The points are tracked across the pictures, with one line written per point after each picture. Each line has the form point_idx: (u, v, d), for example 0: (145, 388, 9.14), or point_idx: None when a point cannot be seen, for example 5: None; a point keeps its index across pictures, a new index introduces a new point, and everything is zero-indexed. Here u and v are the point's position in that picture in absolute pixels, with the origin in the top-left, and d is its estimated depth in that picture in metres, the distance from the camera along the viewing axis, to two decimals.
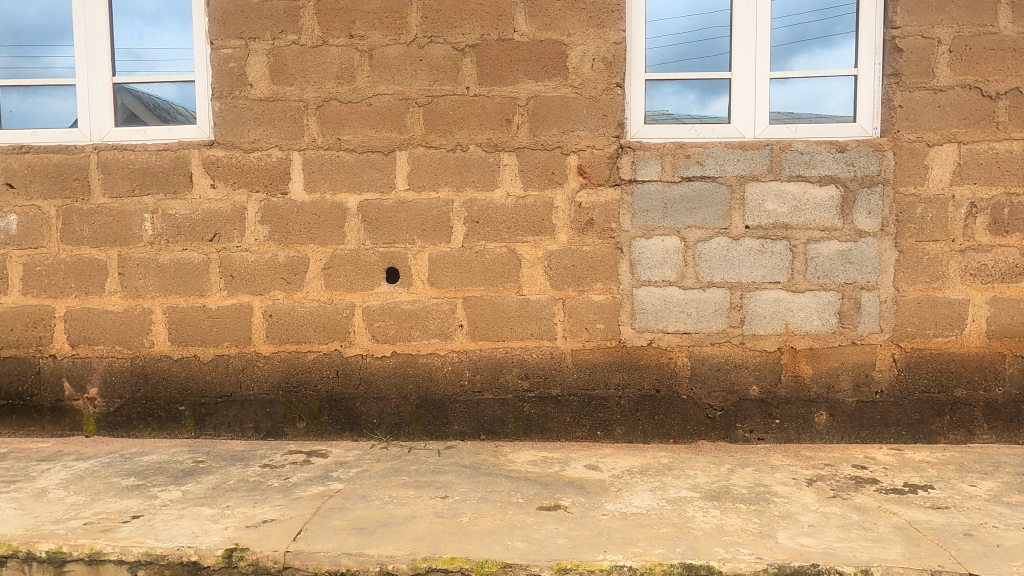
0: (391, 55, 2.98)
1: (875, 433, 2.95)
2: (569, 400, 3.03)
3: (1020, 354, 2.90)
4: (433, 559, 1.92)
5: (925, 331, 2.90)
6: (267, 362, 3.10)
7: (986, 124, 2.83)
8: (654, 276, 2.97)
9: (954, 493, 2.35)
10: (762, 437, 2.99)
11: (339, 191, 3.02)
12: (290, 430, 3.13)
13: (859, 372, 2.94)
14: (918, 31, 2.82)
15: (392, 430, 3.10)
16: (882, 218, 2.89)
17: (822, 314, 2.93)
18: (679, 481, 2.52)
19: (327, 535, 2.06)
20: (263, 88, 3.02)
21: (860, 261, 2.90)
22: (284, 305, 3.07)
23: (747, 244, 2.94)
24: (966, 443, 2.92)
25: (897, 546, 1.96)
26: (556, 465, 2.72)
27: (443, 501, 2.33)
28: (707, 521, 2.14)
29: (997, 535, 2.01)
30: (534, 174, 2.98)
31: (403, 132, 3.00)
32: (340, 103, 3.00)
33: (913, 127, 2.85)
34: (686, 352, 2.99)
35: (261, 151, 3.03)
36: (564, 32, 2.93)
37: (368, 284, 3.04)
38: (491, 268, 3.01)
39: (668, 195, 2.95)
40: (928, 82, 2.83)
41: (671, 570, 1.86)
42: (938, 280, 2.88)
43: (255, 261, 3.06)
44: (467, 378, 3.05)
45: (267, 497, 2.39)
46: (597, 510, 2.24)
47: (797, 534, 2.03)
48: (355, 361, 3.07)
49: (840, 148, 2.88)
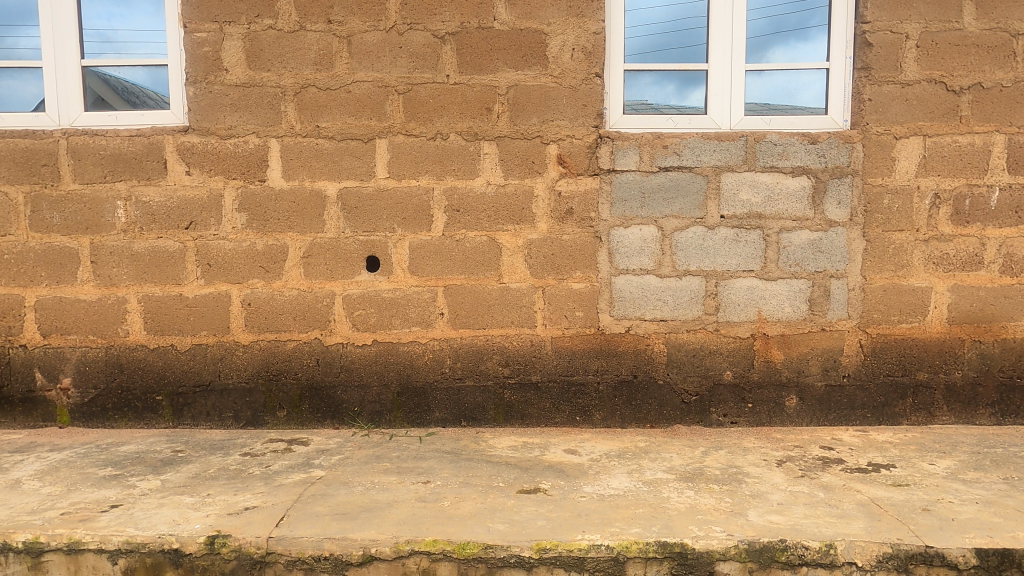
0: (370, 42, 2.96)
1: (842, 416, 3.07)
2: (549, 386, 3.08)
3: (978, 339, 3.02)
4: (416, 541, 1.96)
5: (890, 318, 3.02)
6: (246, 351, 3.08)
7: (950, 118, 2.93)
8: (632, 265, 3.02)
9: (914, 471, 2.47)
10: (736, 420, 3.09)
11: (318, 179, 3.00)
12: (271, 418, 3.12)
13: (828, 357, 3.05)
14: (888, 26, 2.89)
15: (374, 417, 3.12)
16: (851, 209, 2.98)
17: (793, 302, 3.02)
18: (655, 464, 2.59)
19: (310, 520, 2.08)
20: (239, 73, 2.97)
21: (830, 250, 2.99)
22: (263, 294, 3.05)
23: (723, 233, 3.01)
24: (927, 424, 3.06)
25: (860, 521, 2.06)
26: (536, 450, 2.78)
27: (425, 485, 2.37)
28: (681, 501, 2.21)
29: (952, 510, 2.13)
30: (515, 162, 2.99)
31: (382, 119, 2.98)
32: (319, 89, 2.98)
33: (882, 120, 2.93)
34: (663, 339, 3.06)
35: (238, 137, 3.00)
36: (544, 21, 2.94)
37: (347, 273, 3.04)
38: (472, 257, 3.03)
39: (646, 184, 2.99)
40: (896, 77, 2.92)
41: (646, 548, 1.93)
42: (903, 268, 2.99)
43: (233, 249, 3.03)
44: (448, 366, 3.08)
45: (248, 485, 2.39)
46: (576, 492, 2.30)
47: (766, 512, 2.12)
48: (336, 349, 3.08)
49: (812, 140, 2.95)
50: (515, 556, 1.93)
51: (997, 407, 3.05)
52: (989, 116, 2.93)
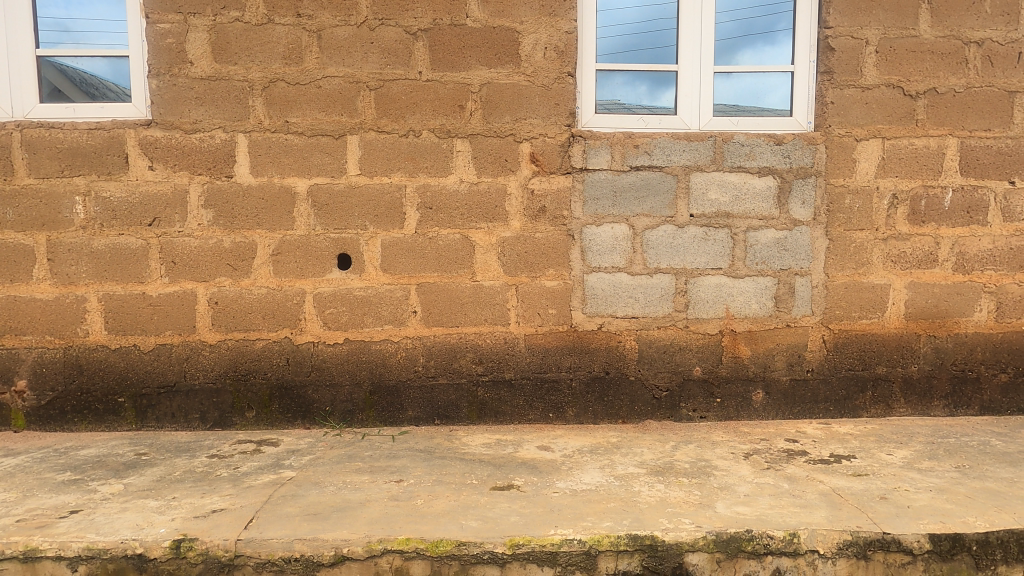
0: (341, 37, 2.92)
1: (806, 409, 3.17)
2: (522, 383, 3.10)
3: (933, 334, 3.15)
4: (389, 540, 1.95)
5: (851, 314, 3.12)
6: (213, 350, 3.02)
7: (907, 121, 3.05)
8: (604, 263, 3.06)
9: (873, 461, 2.57)
10: (705, 415, 3.16)
11: (287, 175, 2.95)
12: (240, 419, 3.06)
13: (793, 352, 3.14)
14: (849, 31, 2.98)
15: (346, 417, 3.09)
16: (814, 209, 3.07)
17: (760, 299, 3.11)
18: (626, 458, 2.64)
19: (280, 521, 2.06)
20: (204, 66, 2.90)
21: (795, 248, 3.08)
22: (231, 292, 2.99)
23: (692, 231, 3.07)
24: (885, 416, 3.18)
25: (822, 510, 2.13)
26: (509, 447, 2.79)
27: (398, 484, 2.36)
28: (651, 494, 2.26)
29: (908, 497, 2.22)
30: (488, 160, 2.99)
31: (354, 116, 2.95)
32: (288, 84, 2.92)
33: (844, 122, 3.03)
34: (634, 335, 3.11)
35: (203, 132, 2.92)
36: (516, 20, 2.94)
37: (318, 271, 3.00)
38: (445, 254, 3.02)
39: (618, 183, 3.03)
40: (856, 81, 3.01)
41: (617, 541, 1.96)
42: (863, 266, 3.10)
43: (198, 246, 2.96)
44: (421, 364, 3.07)
45: (216, 487, 2.35)
46: (549, 488, 2.32)
47: (733, 503, 2.18)
48: (307, 348, 3.04)
49: (778, 141, 3.03)
50: (488, 552, 1.94)
51: (950, 398, 3.19)
52: (943, 120, 3.05)
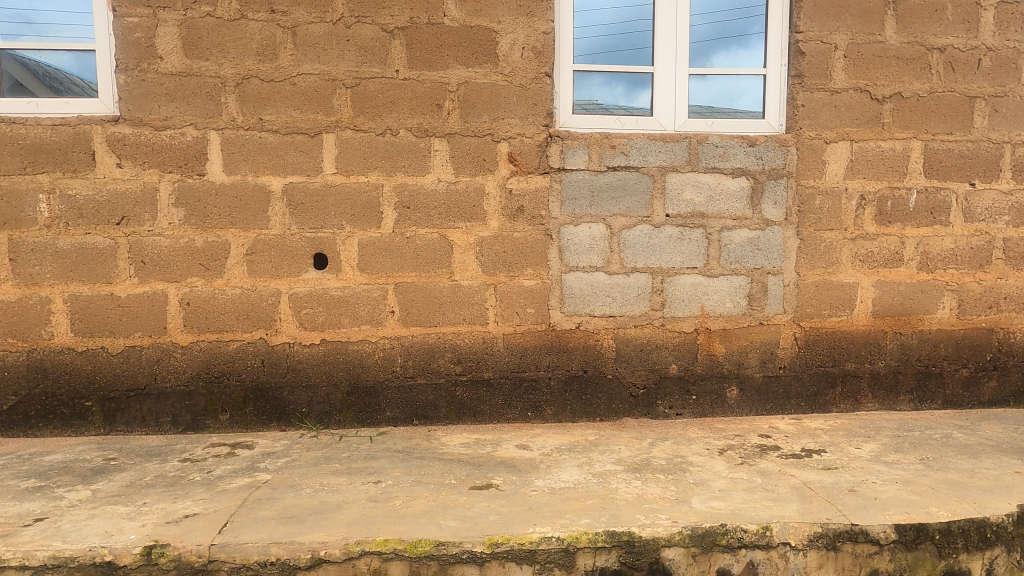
0: (316, 34, 2.88)
1: (778, 405, 3.24)
2: (501, 382, 3.11)
3: (899, 331, 3.25)
4: (367, 542, 1.94)
5: (821, 312, 3.20)
6: (185, 352, 2.96)
7: (874, 125, 3.14)
8: (582, 262, 3.08)
9: (842, 455, 2.65)
10: (681, 412, 3.21)
11: (262, 173, 2.90)
12: (213, 422, 3.01)
13: (765, 349, 3.21)
14: (819, 36, 3.06)
15: (323, 418, 3.06)
16: (786, 209, 3.14)
17: (733, 297, 3.17)
18: (604, 456, 2.66)
19: (255, 525, 2.03)
20: (174, 62, 2.83)
21: (767, 247, 3.15)
22: (203, 293, 2.93)
23: (668, 231, 3.11)
24: (854, 411, 3.27)
25: (793, 503, 2.18)
26: (488, 446, 2.79)
27: (376, 485, 2.35)
28: (629, 491, 2.29)
29: (875, 489, 2.30)
30: (465, 160, 2.99)
31: (330, 114, 2.92)
32: (262, 81, 2.88)
33: (814, 125, 3.10)
34: (611, 334, 3.14)
35: (174, 129, 2.86)
36: (494, 19, 2.95)
37: (294, 271, 2.96)
38: (422, 254, 3.01)
39: (595, 183, 3.06)
40: (826, 84, 3.09)
41: (595, 538, 1.98)
42: (833, 265, 3.18)
43: (169, 246, 2.89)
44: (399, 364, 3.05)
45: (188, 491, 2.30)
46: (528, 486, 2.34)
47: (708, 499, 2.22)
48: (282, 349, 3.00)
49: (750, 143, 3.09)
50: (467, 552, 1.94)
51: (915, 393, 3.29)
52: (908, 124, 3.15)
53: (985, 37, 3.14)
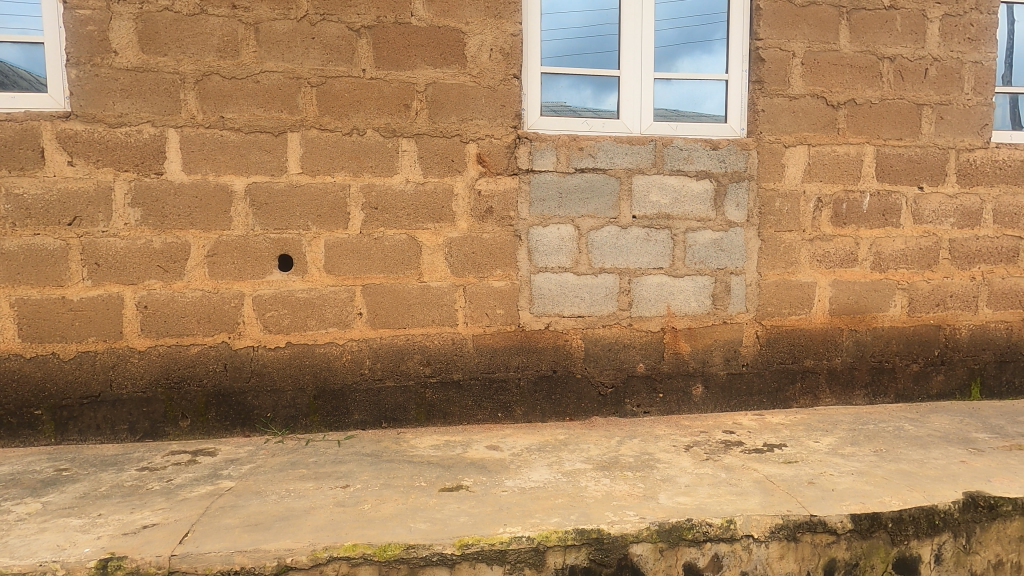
0: (280, 31, 2.83)
1: (741, 401, 3.33)
2: (471, 384, 3.11)
3: (854, 328, 3.38)
4: (335, 548, 1.91)
5: (781, 311, 3.31)
6: (143, 357, 2.86)
7: (830, 130, 3.25)
8: (551, 263, 3.11)
9: (802, 449, 2.74)
10: (648, 410, 3.26)
11: (223, 173, 2.83)
12: (173, 429, 2.91)
13: (729, 348, 3.29)
14: (778, 43, 3.16)
15: (288, 423, 3.00)
16: (747, 211, 3.23)
17: (698, 297, 3.24)
18: (574, 455, 2.69)
19: (218, 534, 1.97)
20: (130, 56, 2.74)
21: (730, 248, 3.23)
22: (162, 296, 2.84)
23: (634, 232, 3.16)
24: (813, 406, 3.39)
25: (756, 497, 2.25)
26: (458, 447, 2.79)
27: (344, 490, 2.32)
28: (598, 489, 2.32)
29: (832, 481, 2.39)
30: (434, 160, 2.98)
31: (294, 113, 2.86)
32: (223, 78, 2.80)
33: (773, 129, 3.20)
34: (580, 334, 3.17)
35: (129, 126, 2.76)
36: (462, 20, 2.94)
37: (257, 272, 2.89)
38: (391, 255, 2.98)
39: (564, 185, 3.08)
40: (784, 90, 3.19)
41: (565, 536, 2.00)
42: (792, 265, 3.29)
43: (125, 247, 2.79)
44: (367, 367, 3.02)
45: (147, 501, 2.23)
46: (498, 486, 2.34)
47: (675, 494, 2.27)
48: (246, 353, 2.93)
49: (713, 146, 3.17)
50: (437, 554, 1.93)
51: (869, 387, 3.43)
52: (861, 129, 3.28)
53: (932, 48, 3.29)
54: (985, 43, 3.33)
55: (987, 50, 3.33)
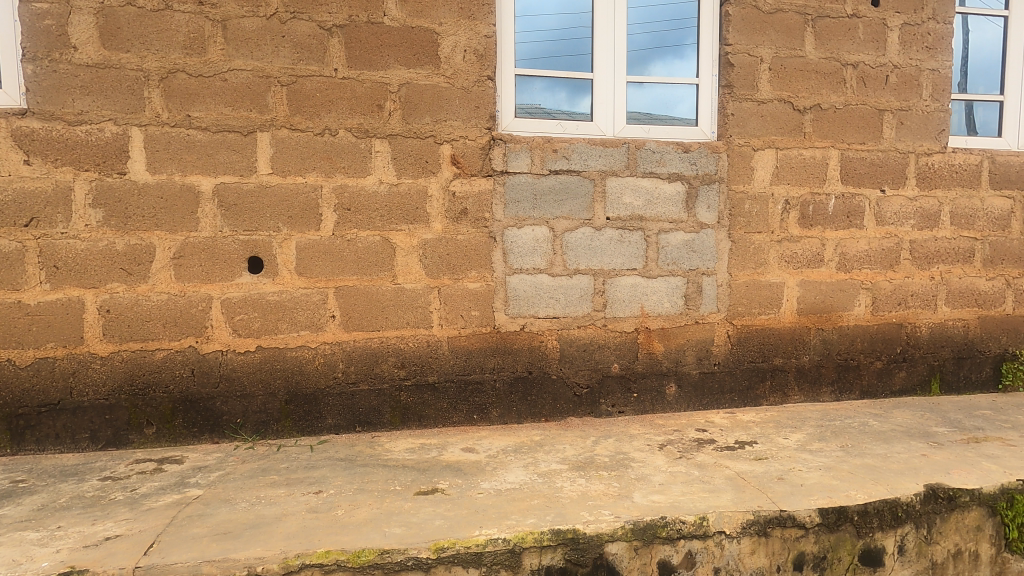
0: (249, 28, 2.77)
1: (713, 400, 3.39)
2: (446, 386, 3.09)
3: (821, 327, 3.48)
4: (307, 555, 1.87)
5: (751, 310, 3.38)
6: (105, 363, 2.76)
7: (797, 134, 3.34)
8: (526, 264, 3.11)
9: (772, 446, 2.80)
10: (623, 409, 3.29)
11: (189, 173, 2.76)
12: (137, 437, 2.82)
13: (701, 347, 3.35)
14: (746, 49, 3.22)
15: (259, 428, 2.93)
16: (718, 212, 3.29)
17: (671, 297, 3.29)
18: (549, 456, 2.70)
19: (185, 544, 1.92)
20: (91, 52, 2.65)
21: (701, 249, 3.29)
22: (125, 300, 2.75)
23: (608, 233, 3.19)
24: (782, 403, 3.47)
25: (728, 493, 2.29)
26: (433, 450, 2.77)
27: (317, 496, 2.28)
28: (573, 489, 2.33)
29: (801, 476, 2.45)
30: (408, 161, 2.96)
31: (264, 112, 2.81)
32: (189, 76, 2.73)
33: (743, 133, 3.27)
34: (555, 335, 3.18)
35: (90, 124, 2.67)
36: (435, 21, 2.93)
37: (226, 275, 2.83)
38: (364, 257, 2.94)
39: (538, 186, 3.09)
40: (753, 95, 3.26)
41: (541, 537, 2.00)
42: (761, 266, 3.36)
43: (86, 249, 2.69)
44: (341, 371, 2.97)
45: (110, 512, 2.15)
46: (474, 489, 2.33)
47: (649, 493, 2.29)
48: (214, 357, 2.85)
49: (685, 149, 3.22)
50: (412, 558, 1.91)
51: (835, 384, 3.53)
52: (826, 134, 3.37)
53: (892, 55, 3.40)
54: (941, 51, 3.46)
55: (943, 59, 3.46)
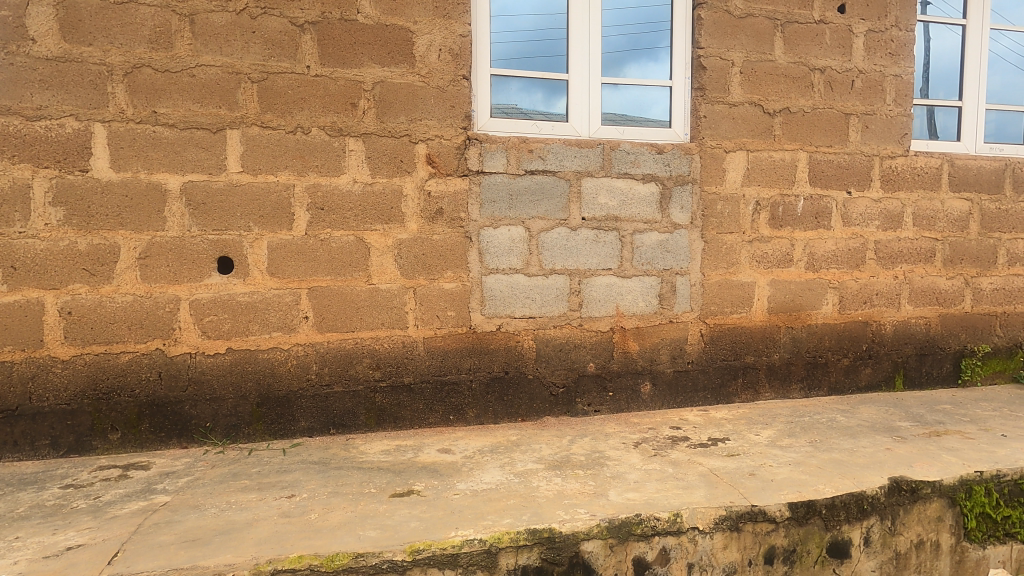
0: (218, 23, 2.71)
1: (687, 397, 3.43)
2: (422, 387, 3.07)
3: (790, 325, 3.55)
4: (279, 560, 1.84)
5: (723, 309, 3.43)
6: (67, 367, 2.67)
7: (767, 137, 3.41)
8: (502, 264, 3.11)
9: (744, 442, 2.85)
10: (599, 408, 3.31)
11: (156, 171, 2.68)
12: (101, 443, 2.73)
13: (675, 346, 3.39)
14: (718, 52, 3.28)
15: (230, 432, 2.87)
16: (691, 213, 3.34)
17: (646, 297, 3.32)
18: (526, 455, 2.70)
19: (151, 552, 1.86)
20: (50, 45, 2.55)
21: (675, 249, 3.33)
22: (88, 301, 2.66)
23: (584, 234, 3.21)
24: (754, 400, 3.53)
25: (701, 490, 2.33)
26: (409, 452, 2.75)
27: (289, 500, 2.24)
28: (550, 488, 2.34)
29: (771, 471, 2.50)
30: (382, 160, 2.93)
31: (234, 109, 2.75)
32: (155, 71, 2.66)
33: (715, 135, 3.32)
34: (531, 335, 3.19)
35: (50, 120, 2.57)
36: (409, 19, 2.91)
37: (195, 275, 2.76)
38: (338, 257, 2.90)
39: (514, 186, 3.09)
40: (724, 98, 3.32)
41: (517, 536, 2.00)
42: (733, 265, 3.42)
43: (46, 249, 2.60)
44: (314, 372, 2.93)
45: (71, 521, 2.08)
46: (450, 490, 2.32)
47: (624, 490, 2.31)
48: (182, 360, 2.78)
49: (659, 150, 3.26)
50: (387, 561, 1.89)
51: (805, 381, 3.61)
52: (795, 136, 3.45)
53: (857, 61, 3.50)
54: (904, 58, 3.57)
55: (906, 65, 3.58)
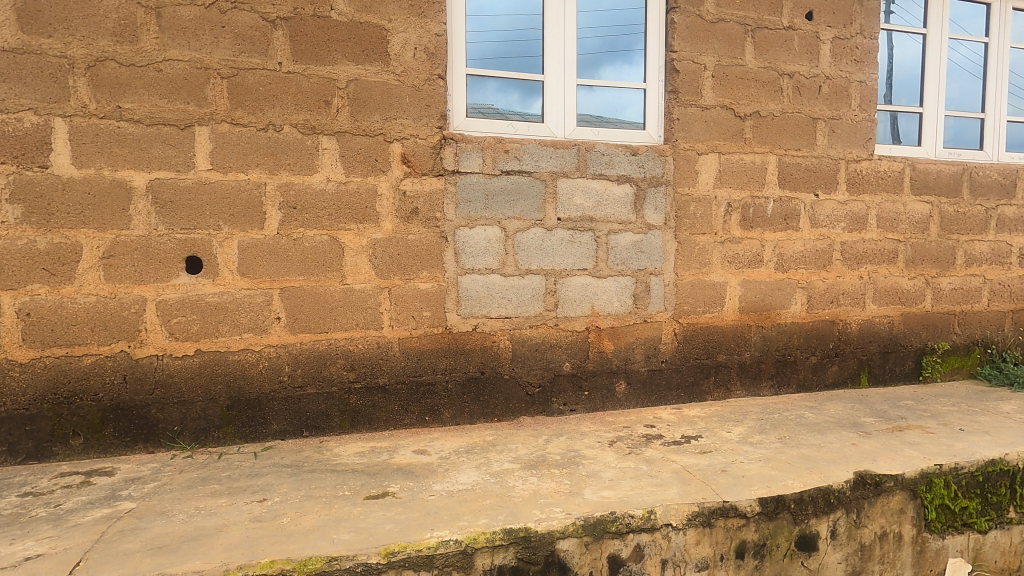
0: (186, 17, 2.64)
1: (661, 396, 3.48)
2: (397, 388, 3.04)
3: (760, 324, 3.63)
4: (250, 566, 1.80)
5: (696, 309, 3.49)
6: (25, 370, 2.57)
7: (738, 139, 3.47)
8: (477, 264, 3.10)
9: (716, 439, 2.91)
10: (574, 407, 3.33)
11: (120, 167, 2.60)
12: (62, 449, 2.64)
13: (649, 345, 3.43)
14: (690, 56, 3.33)
15: (198, 436, 2.80)
16: (665, 214, 3.38)
17: (620, 296, 3.36)
18: (502, 455, 2.70)
19: (116, 561, 1.81)
20: (8, 36, 2.46)
21: (649, 250, 3.37)
22: (48, 302, 2.56)
23: (560, 234, 3.23)
24: (725, 398, 3.60)
25: (674, 487, 2.36)
26: (384, 453, 2.72)
27: (261, 504, 2.20)
28: (526, 487, 2.34)
29: (742, 467, 2.55)
30: (357, 159, 2.89)
31: (203, 105, 2.68)
32: (120, 65, 2.58)
33: (688, 137, 3.37)
34: (507, 335, 3.19)
35: (6, 114, 2.48)
36: (384, 17, 2.88)
37: (162, 275, 2.69)
38: (311, 257, 2.86)
39: (490, 186, 3.09)
40: (697, 101, 3.37)
41: (493, 537, 2.00)
42: (705, 266, 3.48)
43: (2, 248, 2.50)
44: (287, 374, 2.88)
45: (30, 530, 2.00)
46: (425, 491, 2.31)
47: (600, 488, 2.33)
48: (148, 362, 2.71)
49: (633, 152, 3.29)
50: (362, 564, 1.87)
51: (774, 379, 3.69)
52: (765, 140, 3.53)
53: (824, 67, 3.60)
54: (868, 65, 3.68)
55: (870, 71, 3.69)
